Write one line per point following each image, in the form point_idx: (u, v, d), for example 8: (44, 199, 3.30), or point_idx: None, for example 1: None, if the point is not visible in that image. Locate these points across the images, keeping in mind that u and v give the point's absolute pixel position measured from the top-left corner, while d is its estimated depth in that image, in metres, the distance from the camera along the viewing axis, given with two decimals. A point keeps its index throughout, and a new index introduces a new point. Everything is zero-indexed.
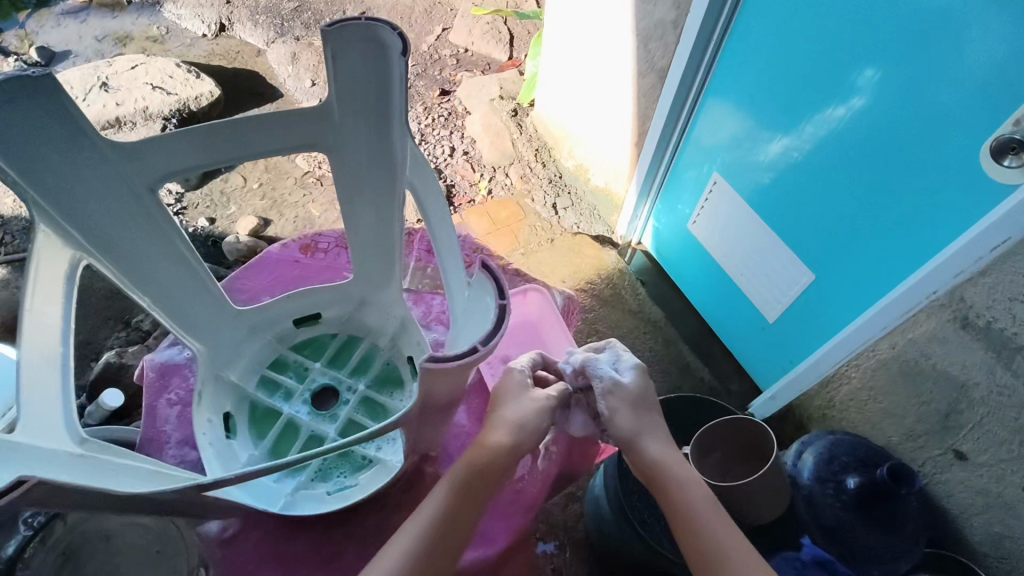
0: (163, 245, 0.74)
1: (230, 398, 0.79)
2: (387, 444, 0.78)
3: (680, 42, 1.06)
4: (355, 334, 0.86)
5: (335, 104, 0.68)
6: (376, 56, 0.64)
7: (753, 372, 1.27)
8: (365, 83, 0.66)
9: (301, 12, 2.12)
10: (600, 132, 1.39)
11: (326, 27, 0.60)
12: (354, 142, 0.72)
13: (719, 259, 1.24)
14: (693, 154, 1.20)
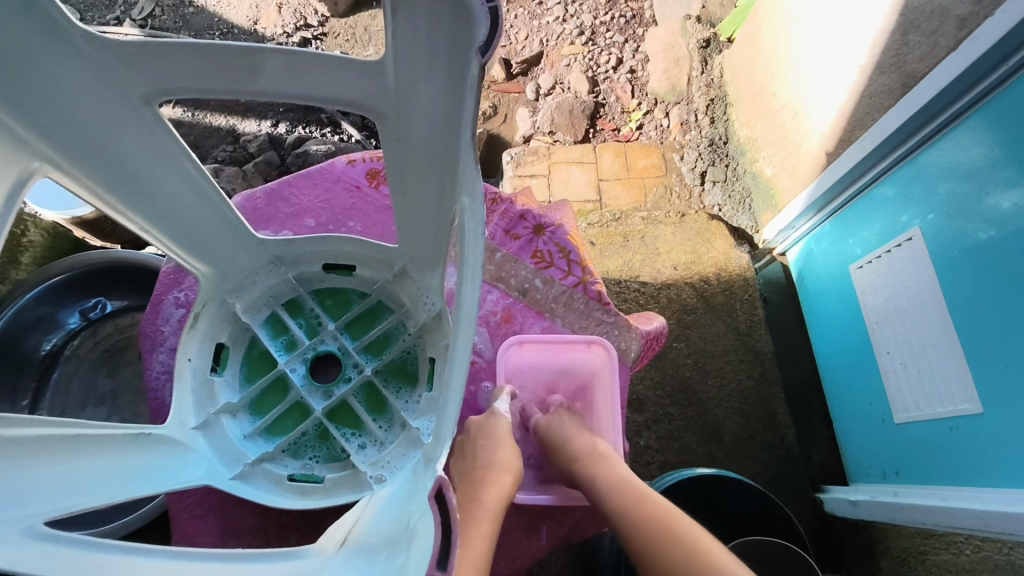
0: (146, 148, 0.44)
1: (230, 327, 0.58)
2: (372, 448, 0.55)
3: (960, 45, 0.74)
4: (386, 305, 0.61)
5: (392, 66, 0.36)
6: (456, 29, 0.32)
7: (846, 456, 1.07)
8: (431, 54, 0.34)
9: None
10: (794, 113, 1.10)
11: None
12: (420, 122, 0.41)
13: (869, 324, 0.98)
14: (897, 191, 0.90)
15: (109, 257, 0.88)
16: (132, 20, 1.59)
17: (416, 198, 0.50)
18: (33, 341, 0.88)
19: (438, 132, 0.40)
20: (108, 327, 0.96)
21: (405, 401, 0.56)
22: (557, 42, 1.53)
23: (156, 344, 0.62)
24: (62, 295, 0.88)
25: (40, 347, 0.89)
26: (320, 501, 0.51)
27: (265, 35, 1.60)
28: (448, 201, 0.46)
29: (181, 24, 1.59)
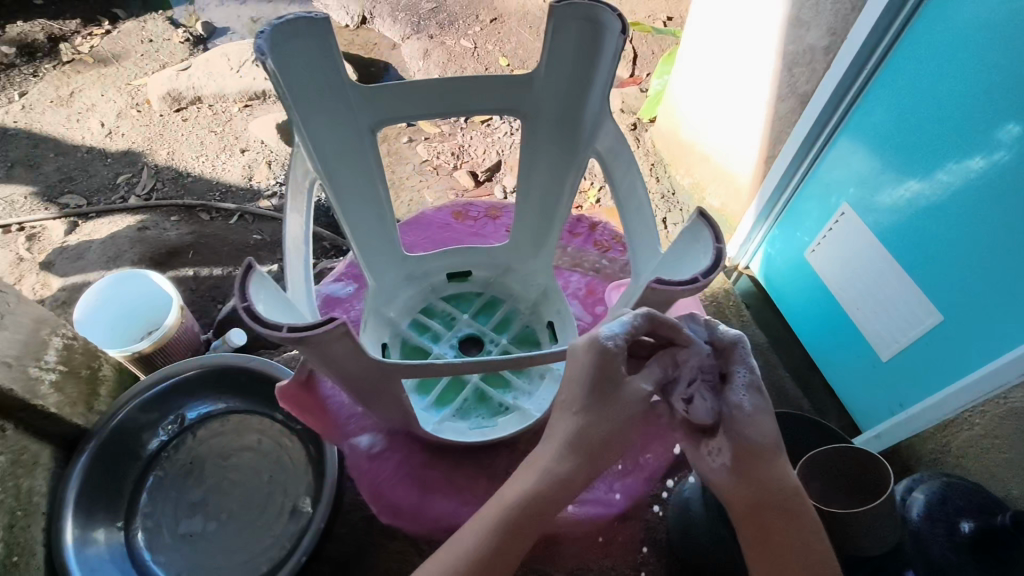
0: (348, 165, 0.88)
1: (388, 331, 0.96)
2: (522, 394, 0.93)
3: (830, 69, 1.07)
4: (497, 297, 1.02)
5: (540, 75, 0.86)
6: (591, 33, 0.81)
7: (854, 411, 1.24)
8: (571, 59, 0.84)
9: (437, 12, 2.23)
10: (725, 149, 1.39)
11: (554, 6, 0.79)
12: (546, 113, 0.91)
13: (835, 291, 1.20)
14: (819, 183, 1.19)
15: (217, 360, 1.06)
16: (138, 196, 1.79)
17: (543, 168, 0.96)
18: (144, 439, 1.05)
19: (562, 100, 0.89)
20: (205, 428, 1.10)
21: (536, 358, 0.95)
22: (511, 151, 1.88)
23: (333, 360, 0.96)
24: (169, 397, 1.05)
25: (149, 445, 1.06)
26: (497, 434, 0.87)
27: (259, 188, 1.81)
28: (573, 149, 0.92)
29: (182, 191, 1.80)
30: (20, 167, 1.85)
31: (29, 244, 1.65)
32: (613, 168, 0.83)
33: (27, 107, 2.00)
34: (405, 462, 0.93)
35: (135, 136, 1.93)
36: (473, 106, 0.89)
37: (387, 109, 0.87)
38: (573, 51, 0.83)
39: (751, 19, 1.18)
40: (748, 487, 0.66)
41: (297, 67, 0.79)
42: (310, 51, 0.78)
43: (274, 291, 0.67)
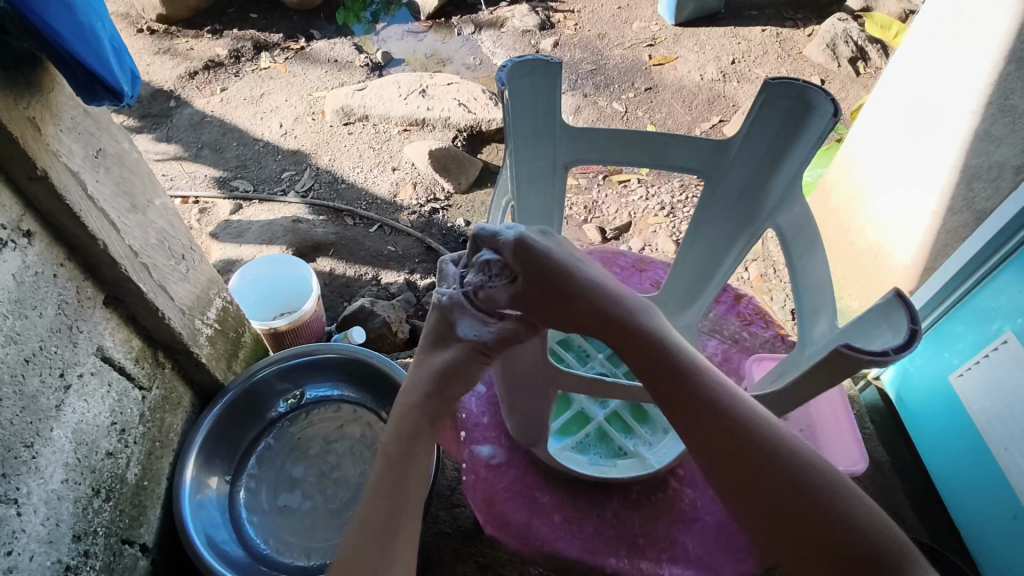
0: (540, 191, 0.96)
1: None
2: (643, 444, 0.98)
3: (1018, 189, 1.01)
4: None
5: (737, 144, 0.91)
6: (799, 115, 0.85)
7: (981, 559, 1.12)
8: (773, 132, 0.88)
9: (595, 74, 2.34)
10: (880, 247, 1.30)
11: (770, 81, 0.83)
12: (733, 182, 0.95)
13: (981, 424, 1.10)
14: (978, 309, 1.11)
15: (351, 348, 1.13)
16: (297, 192, 1.98)
17: (714, 232, 1.00)
18: (268, 405, 1.13)
19: (753, 170, 0.92)
20: (320, 410, 1.17)
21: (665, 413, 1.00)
22: (642, 215, 1.91)
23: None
24: (298, 373, 1.14)
25: (271, 412, 1.14)
26: (616, 475, 0.93)
27: (401, 205, 1.94)
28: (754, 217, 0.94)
29: (335, 195, 1.97)
30: (207, 149, 2.10)
31: (199, 216, 1.86)
32: (794, 242, 0.85)
33: (224, 100, 2.27)
34: (520, 481, 0.97)
35: (305, 140, 2.15)
36: (661, 163, 0.94)
37: (586, 150, 0.94)
38: (776, 128, 0.87)
39: (932, 122, 1.14)
40: (661, 382, 0.68)
41: (522, 101, 0.88)
42: (538, 87, 0.87)
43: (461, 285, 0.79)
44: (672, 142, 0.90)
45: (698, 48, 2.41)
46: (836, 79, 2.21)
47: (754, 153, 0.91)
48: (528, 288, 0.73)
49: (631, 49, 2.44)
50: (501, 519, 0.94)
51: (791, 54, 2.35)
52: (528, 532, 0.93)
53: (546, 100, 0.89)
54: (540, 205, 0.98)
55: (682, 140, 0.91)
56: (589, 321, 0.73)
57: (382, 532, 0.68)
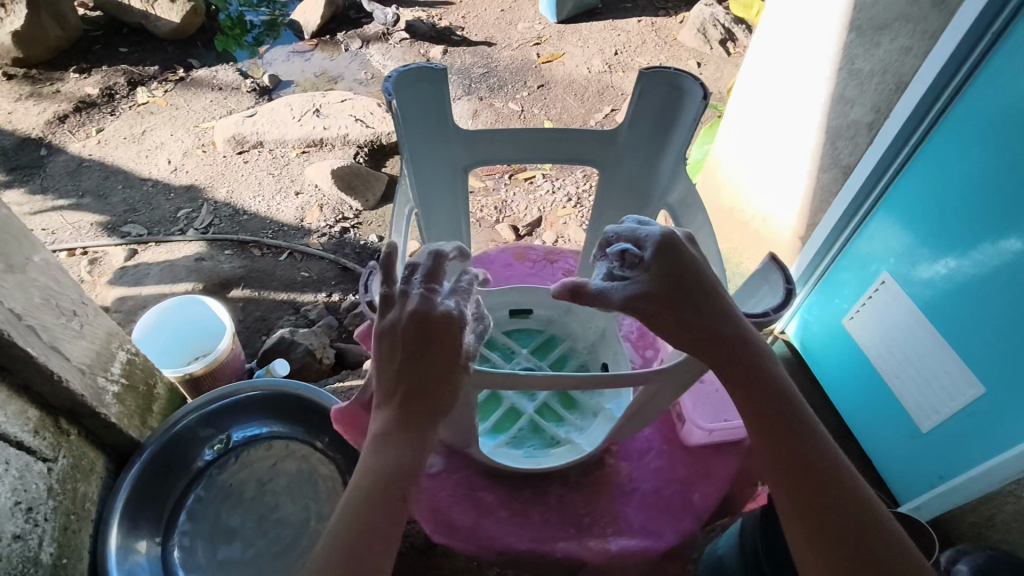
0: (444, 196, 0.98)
1: None
2: (575, 429, 1.00)
3: (874, 144, 1.12)
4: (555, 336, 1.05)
5: (624, 130, 0.95)
6: (674, 98, 0.90)
7: (893, 480, 1.22)
8: (653, 117, 0.93)
9: (487, 77, 2.38)
10: (768, 205, 1.40)
11: (645, 70, 0.88)
12: (626, 165, 0.99)
13: (874, 358, 1.21)
14: (857, 257, 1.23)
15: (275, 381, 1.10)
16: (196, 229, 1.89)
17: (612, 216, 1.06)
18: (193, 455, 1.08)
19: (640, 155, 0.97)
20: (251, 451, 1.13)
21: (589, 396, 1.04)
22: (551, 208, 1.95)
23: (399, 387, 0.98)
24: (222, 416, 1.09)
25: (197, 462, 1.09)
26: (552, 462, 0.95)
27: (310, 229, 1.89)
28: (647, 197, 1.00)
29: (238, 227, 1.89)
30: (89, 196, 1.96)
31: (90, 268, 1.74)
32: (683, 215, 0.92)
33: (102, 142, 2.13)
34: (464, 482, 0.98)
35: (198, 174, 2.05)
36: (557, 154, 0.97)
37: (482, 152, 0.96)
38: (657, 111, 0.92)
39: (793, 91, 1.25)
40: (765, 412, 0.71)
41: (414, 107, 0.90)
42: (427, 96, 0.89)
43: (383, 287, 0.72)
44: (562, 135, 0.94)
45: (582, 42, 2.50)
46: (711, 61, 2.37)
47: (640, 136, 0.95)
48: (662, 290, 0.71)
49: (519, 49, 2.49)
50: (449, 524, 0.94)
51: (667, 41, 2.49)
52: (478, 534, 0.94)
53: (438, 103, 0.90)
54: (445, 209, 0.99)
55: (572, 133, 0.95)
56: (698, 334, 0.71)
57: (373, 540, 0.64)
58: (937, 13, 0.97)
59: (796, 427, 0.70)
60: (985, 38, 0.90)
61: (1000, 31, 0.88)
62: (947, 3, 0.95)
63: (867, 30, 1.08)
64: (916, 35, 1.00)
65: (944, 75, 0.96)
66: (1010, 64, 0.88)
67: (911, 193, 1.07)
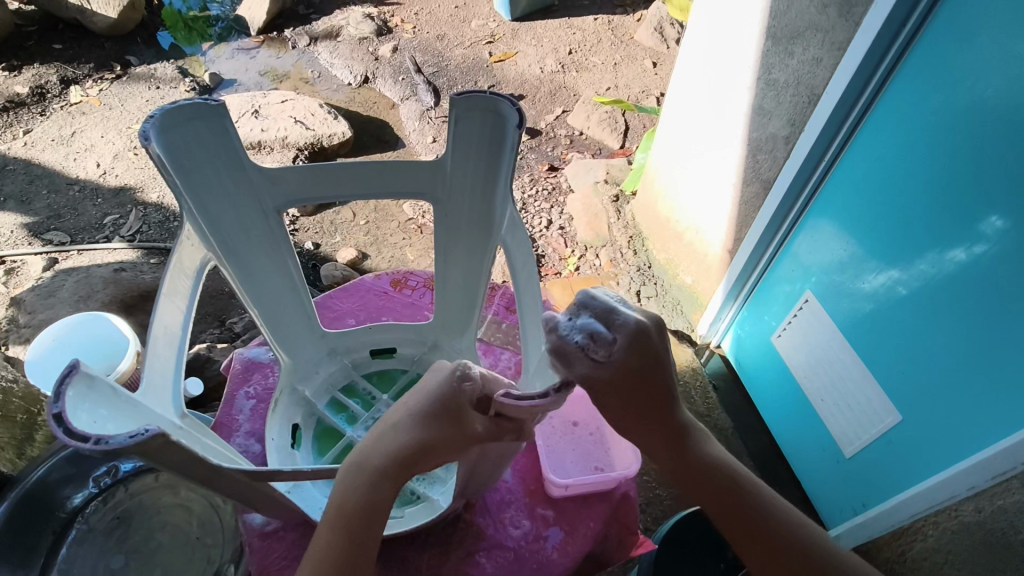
0: (258, 244, 0.78)
1: (301, 411, 0.83)
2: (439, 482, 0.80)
3: (796, 150, 1.06)
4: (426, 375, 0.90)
5: (449, 161, 0.76)
6: (495, 125, 0.71)
7: (819, 506, 1.18)
8: (478, 149, 0.74)
9: (437, 76, 2.31)
10: (702, 210, 1.36)
11: (454, 96, 0.69)
12: (460, 199, 0.79)
13: (800, 379, 1.16)
14: (790, 266, 1.16)
15: None
16: (121, 237, 1.81)
17: (460, 258, 0.84)
18: (66, 494, 1.02)
19: (477, 192, 0.78)
20: (139, 481, 1.06)
21: None
22: None
23: (233, 430, 0.82)
24: None
25: (74, 499, 1.02)
26: (400, 526, 0.75)
27: None
28: (488, 238, 0.80)
29: (166, 235, 1.81)
30: (11, 201, 1.86)
31: (6, 278, 1.65)
32: (517, 262, 0.74)
33: (29, 144, 2.03)
34: (297, 544, 0.78)
35: (128, 177, 1.96)
36: (378, 188, 0.78)
37: (297, 190, 0.76)
38: (478, 136, 0.73)
39: (715, 106, 1.22)
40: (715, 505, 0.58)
41: (191, 151, 0.67)
42: (202, 134, 0.67)
43: (111, 390, 0.52)
44: (376, 171, 0.75)
45: (536, 41, 2.43)
46: (667, 60, 2.33)
47: (471, 167, 0.76)
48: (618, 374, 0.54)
49: (472, 48, 2.42)
50: None
51: (624, 40, 2.43)
52: None
53: (222, 142, 0.69)
54: (266, 258, 0.80)
55: (392, 167, 0.75)
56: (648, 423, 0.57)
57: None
58: (843, 23, 0.92)
59: (724, 470, 0.59)
60: (897, 43, 0.85)
61: (916, 28, 0.82)
62: (852, 13, 0.90)
63: (781, 38, 1.03)
64: (825, 46, 0.96)
65: (857, 83, 0.92)
66: (923, 72, 0.83)
67: (839, 202, 1.01)
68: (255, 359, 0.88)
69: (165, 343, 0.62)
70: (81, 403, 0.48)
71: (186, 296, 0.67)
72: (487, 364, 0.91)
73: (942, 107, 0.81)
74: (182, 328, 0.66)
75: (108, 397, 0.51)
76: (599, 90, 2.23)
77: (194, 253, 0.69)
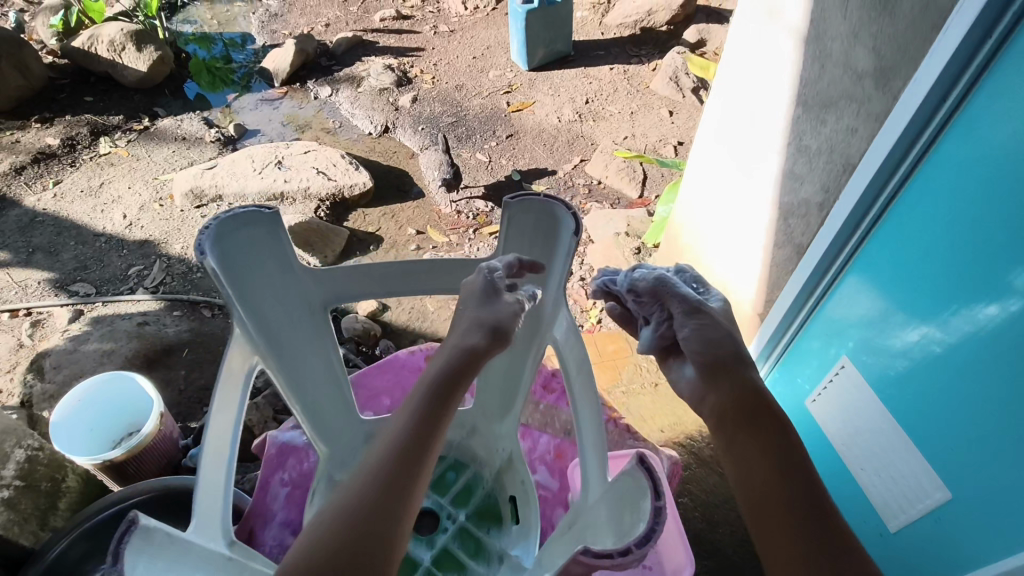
0: (305, 338, 0.81)
1: None
2: None
3: (832, 214, 1.05)
4: (462, 460, 0.96)
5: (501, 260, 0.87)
6: (547, 226, 0.83)
7: None
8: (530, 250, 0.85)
9: (456, 126, 2.34)
10: (732, 268, 1.35)
11: (508, 201, 0.81)
12: (510, 285, 0.90)
13: (839, 446, 1.13)
14: (824, 326, 1.14)
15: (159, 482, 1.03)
16: (146, 288, 1.82)
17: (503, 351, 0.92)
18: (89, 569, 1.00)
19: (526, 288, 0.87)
20: None
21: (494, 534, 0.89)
22: None
23: (268, 518, 0.85)
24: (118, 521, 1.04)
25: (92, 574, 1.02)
26: None
27: None
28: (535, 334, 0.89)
29: (189, 287, 1.82)
30: (39, 253, 1.89)
31: (33, 330, 1.66)
32: (567, 355, 0.84)
33: (58, 195, 2.07)
34: None
35: (154, 228, 1.98)
36: (420, 285, 0.84)
37: (342, 286, 0.81)
38: (531, 231, 0.84)
39: (745, 170, 1.23)
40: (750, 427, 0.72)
41: (241, 256, 0.71)
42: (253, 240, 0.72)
43: (167, 536, 0.61)
44: (424, 268, 0.82)
45: (553, 90, 2.47)
46: (683, 109, 2.35)
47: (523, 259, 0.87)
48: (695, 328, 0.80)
49: (490, 97, 2.46)
50: None
51: (639, 89, 2.46)
52: None
53: (272, 245, 0.74)
54: (311, 352, 0.82)
55: (437, 264, 0.82)
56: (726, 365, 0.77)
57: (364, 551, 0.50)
58: (879, 95, 0.93)
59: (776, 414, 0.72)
60: (935, 115, 0.85)
61: (957, 100, 0.81)
62: (890, 86, 0.91)
63: (813, 106, 1.04)
64: (861, 116, 0.96)
65: (895, 153, 0.91)
66: (959, 141, 0.82)
67: (874, 269, 1.00)
68: (289, 444, 0.90)
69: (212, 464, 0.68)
70: (139, 555, 0.57)
71: (240, 406, 0.72)
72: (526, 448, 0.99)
73: (975, 174, 0.80)
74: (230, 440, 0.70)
75: (166, 544, 0.60)
76: (616, 138, 2.25)
77: (243, 361, 0.71)
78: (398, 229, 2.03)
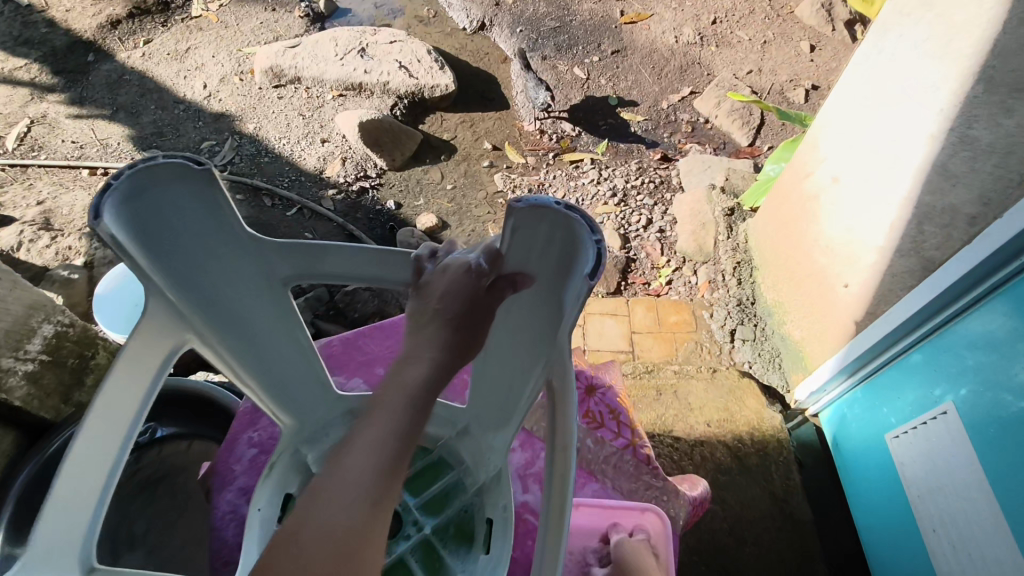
0: (261, 312, 0.70)
1: (298, 479, 0.78)
2: None
3: (996, 225, 0.79)
4: (446, 462, 0.81)
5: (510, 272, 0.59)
6: (568, 247, 0.54)
7: None
8: (545, 260, 0.57)
9: (559, 32, 2.09)
10: (851, 255, 1.08)
11: (513, 205, 0.53)
12: (522, 307, 0.62)
13: (913, 495, 0.94)
14: (942, 354, 0.89)
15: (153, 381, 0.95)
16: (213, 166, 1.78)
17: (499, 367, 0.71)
18: None
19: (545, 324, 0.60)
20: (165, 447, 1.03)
21: (462, 559, 0.74)
22: (591, 201, 1.67)
23: (227, 480, 0.82)
24: None
25: None
26: None
27: (327, 183, 1.73)
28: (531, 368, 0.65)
29: (256, 170, 1.76)
30: (122, 113, 1.89)
31: None
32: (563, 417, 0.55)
33: (146, 55, 2.04)
34: None
35: (231, 103, 1.93)
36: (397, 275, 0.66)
37: (303, 266, 0.67)
38: (547, 243, 0.56)
39: (902, 136, 0.95)
40: None
41: (167, 218, 0.58)
42: (179, 201, 0.58)
43: None
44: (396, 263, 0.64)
45: (676, 3, 2.14)
46: (828, 45, 1.98)
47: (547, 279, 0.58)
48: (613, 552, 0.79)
49: (603, 3, 2.17)
50: None
51: (781, 14, 2.08)
52: None
53: (202, 210, 0.59)
54: (266, 327, 0.71)
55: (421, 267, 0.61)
56: None
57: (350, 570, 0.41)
58: None
59: None
60: None
61: None
62: None
63: (1002, 89, 0.79)
64: None
65: None
66: None
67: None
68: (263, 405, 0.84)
69: (85, 471, 0.54)
70: None
71: (149, 387, 0.59)
72: (522, 458, 0.85)
73: None
74: (129, 436, 0.58)
75: None
76: (738, 71, 1.94)
77: (161, 340, 0.61)
78: (474, 140, 1.87)
